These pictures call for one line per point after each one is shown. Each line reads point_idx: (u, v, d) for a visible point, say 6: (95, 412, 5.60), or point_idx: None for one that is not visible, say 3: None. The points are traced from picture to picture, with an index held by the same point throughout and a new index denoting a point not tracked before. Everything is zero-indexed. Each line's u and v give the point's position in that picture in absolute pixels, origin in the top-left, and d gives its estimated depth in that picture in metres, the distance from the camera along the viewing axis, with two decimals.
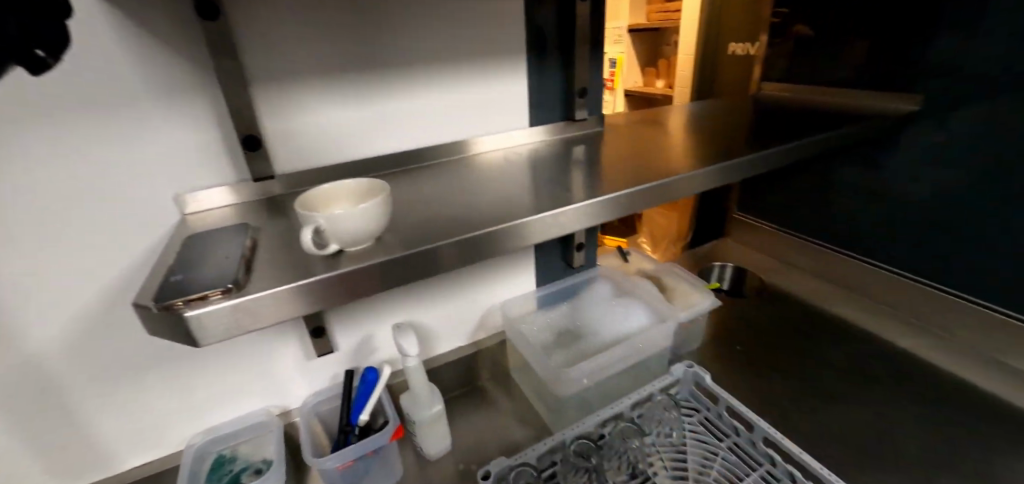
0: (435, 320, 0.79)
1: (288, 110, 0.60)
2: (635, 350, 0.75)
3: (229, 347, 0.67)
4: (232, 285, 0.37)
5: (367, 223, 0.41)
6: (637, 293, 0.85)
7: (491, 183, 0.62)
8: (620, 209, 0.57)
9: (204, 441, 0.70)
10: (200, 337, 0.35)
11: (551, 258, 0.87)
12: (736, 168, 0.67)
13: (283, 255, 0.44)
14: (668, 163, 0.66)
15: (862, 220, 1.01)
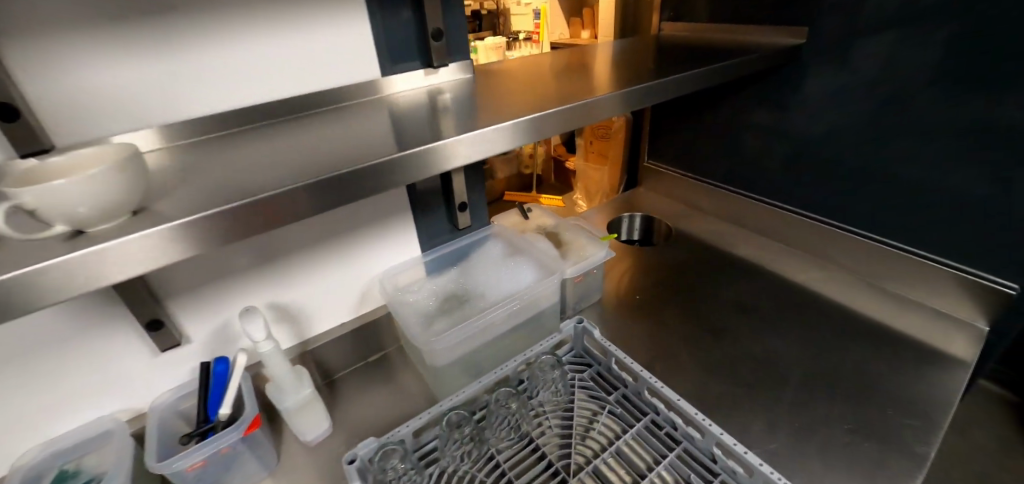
0: (306, 297, 0.73)
1: (55, 67, 0.48)
2: (520, 308, 0.73)
3: (48, 351, 0.57)
4: None
5: (113, 187, 0.34)
6: (528, 251, 0.82)
7: (335, 138, 0.55)
8: (486, 151, 0.54)
9: (41, 456, 0.60)
10: None
11: (435, 222, 0.81)
12: (602, 105, 0.64)
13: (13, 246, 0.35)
14: (529, 105, 0.61)
15: (757, 160, 1.01)
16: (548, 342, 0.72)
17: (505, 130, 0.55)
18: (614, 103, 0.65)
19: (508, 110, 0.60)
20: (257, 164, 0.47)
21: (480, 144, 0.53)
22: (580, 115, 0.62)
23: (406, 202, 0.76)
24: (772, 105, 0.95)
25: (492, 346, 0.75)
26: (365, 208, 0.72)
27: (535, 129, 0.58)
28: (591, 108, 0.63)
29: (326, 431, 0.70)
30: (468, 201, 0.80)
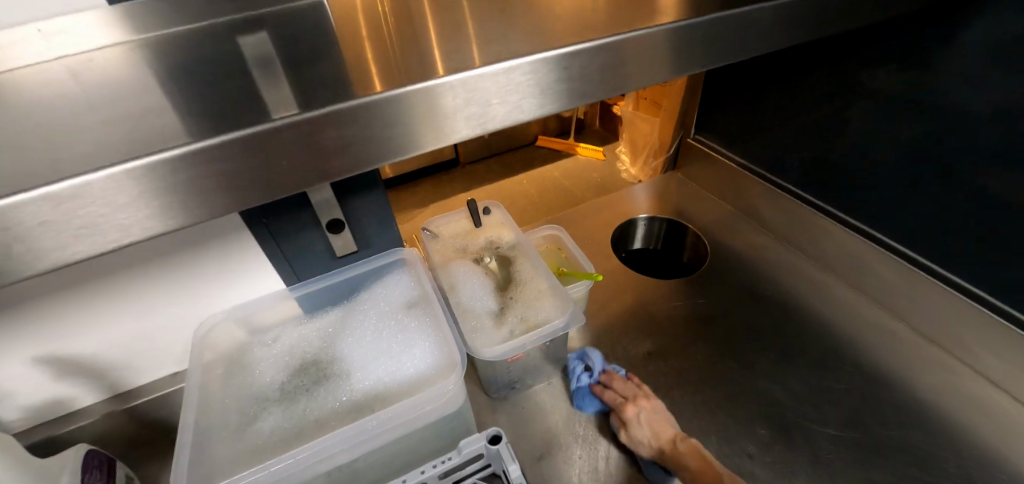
0: (109, 342, 0.52)
1: None
2: (385, 428, 0.43)
3: None
4: None
5: None
6: (443, 306, 0.51)
7: (94, 104, 0.30)
8: (548, 99, 0.27)
9: None
10: None
11: (303, 244, 0.51)
12: (571, 72, 0.26)
13: None
14: (374, 75, 0.26)
15: (867, 167, 0.60)
16: (441, 464, 0.46)
17: (571, 61, 0.26)
18: (592, 70, 0.27)
19: (437, 60, 0.27)
20: (168, 108, 0.28)
21: (535, 86, 0.26)
22: (524, 88, 0.25)
23: (245, 227, 0.49)
24: (914, 69, 0.52)
25: (358, 466, 0.46)
26: (170, 235, 0.47)
27: (340, 146, 0.23)
28: (521, 85, 0.25)
29: None
30: (344, 217, 0.49)
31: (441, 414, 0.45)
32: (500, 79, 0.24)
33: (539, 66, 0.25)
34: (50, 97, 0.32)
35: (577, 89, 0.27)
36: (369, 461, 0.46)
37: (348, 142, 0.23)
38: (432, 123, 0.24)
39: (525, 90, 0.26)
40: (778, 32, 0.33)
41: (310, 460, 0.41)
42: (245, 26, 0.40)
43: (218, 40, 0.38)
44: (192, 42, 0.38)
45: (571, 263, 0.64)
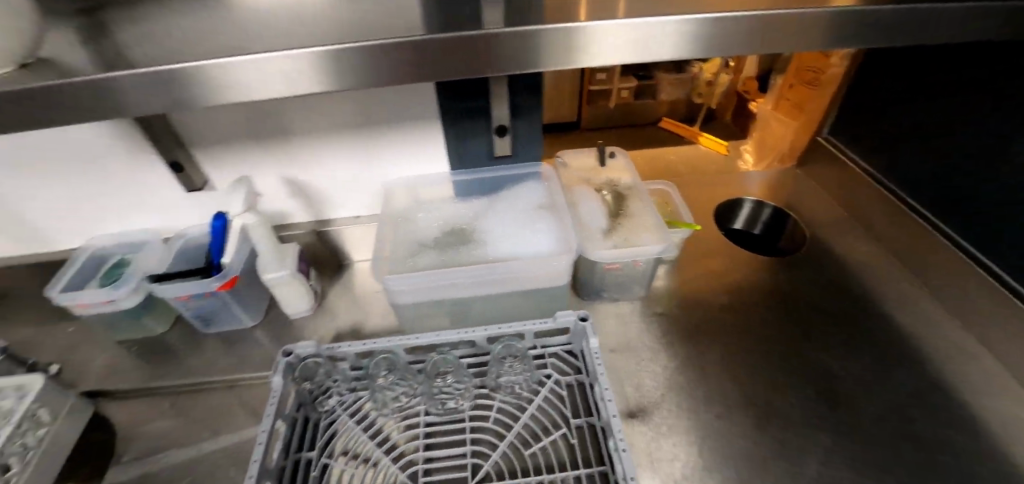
0: (324, 179, 0.72)
1: None
2: (506, 276, 0.59)
3: (93, 154, 0.66)
4: None
5: None
6: (567, 212, 0.65)
7: None
8: (714, 48, 0.32)
9: (108, 242, 0.75)
10: None
11: (473, 139, 0.68)
12: (738, 31, 0.32)
13: None
14: (586, 4, 0.35)
15: (1010, 199, 0.57)
16: (538, 324, 0.61)
17: (744, 22, 0.31)
18: (756, 30, 0.32)
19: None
20: None
21: (711, 34, 0.32)
22: (697, 38, 0.32)
23: (435, 116, 0.66)
24: None
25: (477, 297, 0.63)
26: (386, 110, 0.65)
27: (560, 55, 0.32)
28: (693, 36, 0.32)
29: (307, 311, 0.75)
30: (509, 126, 0.66)
31: (552, 283, 0.62)
32: (684, 25, 0.31)
33: (714, 21, 0.31)
34: None
35: (737, 45, 0.33)
36: (485, 303, 0.64)
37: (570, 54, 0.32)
38: (619, 51, 0.32)
39: (698, 38, 0.32)
40: (942, 30, 0.34)
41: (457, 283, 0.59)
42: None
43: None
44: None
45: (674, 216, 0.73)
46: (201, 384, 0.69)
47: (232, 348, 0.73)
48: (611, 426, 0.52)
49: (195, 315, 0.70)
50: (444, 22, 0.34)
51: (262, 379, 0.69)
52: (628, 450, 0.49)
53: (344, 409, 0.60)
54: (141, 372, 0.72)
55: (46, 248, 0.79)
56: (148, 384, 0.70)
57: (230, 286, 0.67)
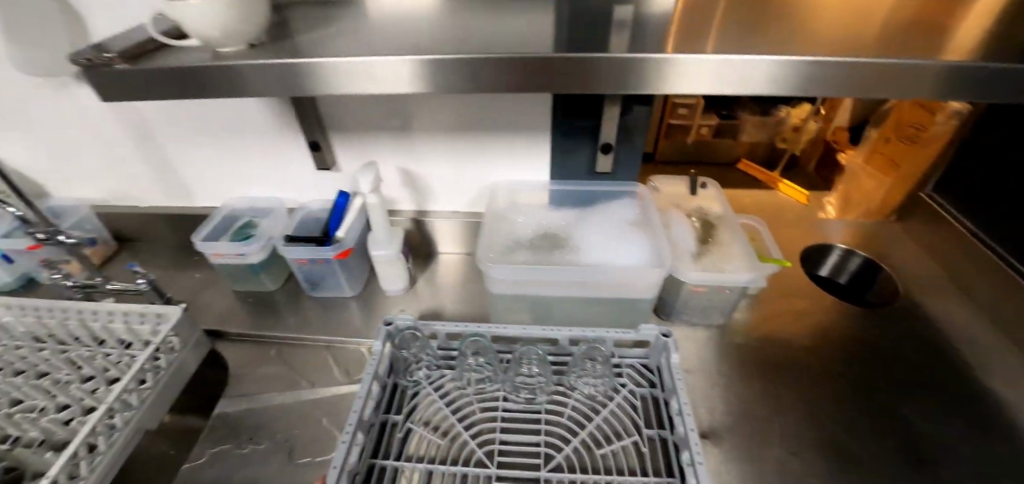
0: (433, 175, 0.80)
1: None
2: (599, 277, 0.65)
3: (250, 130, 0.77)
4: (118, 56, 0.45)
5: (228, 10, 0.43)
6: (660, 231, 0.70)
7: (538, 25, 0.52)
8: (858, 90, 0.35)
9: (238, 205, 0.86)
10: (104, 94, 0.44)
11: (579, 152, 0.74)
12: (885, 77, 0.35)
13: (176, 52, 0.47)
14: (735, 43, 0.39)
15: None
16: (618, 333, 0.65)
17: (892, 69, 0.34)
18: (903, 78, 0.34)
19: (781, 45, 0.40)
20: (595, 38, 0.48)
21: (858, 78, 0.35)
22: (843, 80, 0.35)
23: (546, 129, 0.73)
24: None
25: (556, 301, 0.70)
26: (503, 120, 0.72)
27: (703, 81, 0.36)
28: (841, 77, 0.35)
29: (400, 291, 0.81)
30: (614, 145, 0.71)
31: (643, 296, 0.67)
32: (833, 68, 0.34)
33: (863, 66, 0.34)
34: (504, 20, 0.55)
35: (881, 90, 0.35)
36: (570, 304, 0.69)
37: (713, 81, 0.36)
38: (768, 86, 0.36)
39: (845, 79, 0.35)
40: None
41: (552, 279, 0.65)
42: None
43: (603, 7, 0.58)
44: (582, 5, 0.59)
45: (762, 249, 0.74)
46: (301, 340, 0.78)
47: (331, 313, 0.81)
48: (686, 439, 0.54)
49: (307, 278, 0.79)
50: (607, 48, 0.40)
51: (354, 344, 0.76)
52: (702, 464, 0.50)
53: (430, 382, 0.65)
54: (252, 320, 0.81)
55: (187, 204, 0.92)
56: (258, 332, 0.79)
57: (343, 257, 0.75)
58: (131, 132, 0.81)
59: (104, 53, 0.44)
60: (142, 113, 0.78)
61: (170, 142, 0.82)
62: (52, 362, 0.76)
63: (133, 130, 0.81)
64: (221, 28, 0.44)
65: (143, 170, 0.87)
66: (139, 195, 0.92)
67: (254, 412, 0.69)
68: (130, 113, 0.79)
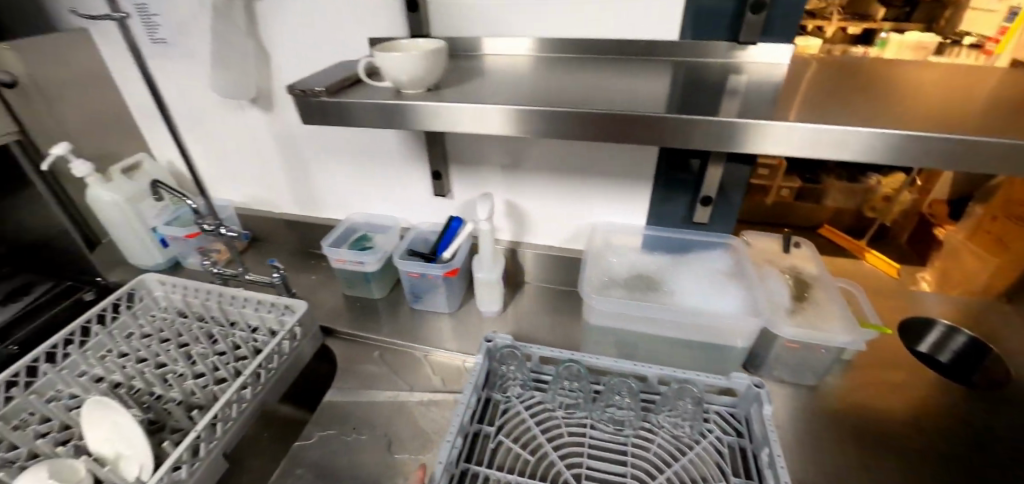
0: (534, 211, 0.87)
1: None
2: (693, 320, 0.70)
3: (381, 157, 0.89)
4: (327, 89, 0.56)
5: (421, 62, 0.52)
6: (754, 284, 0.75)
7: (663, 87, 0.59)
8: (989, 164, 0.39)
9: (358, 219, 0.98)
10: (312, 119, 0.57)
11: (676, 203, 0.81)
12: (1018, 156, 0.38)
13: (368, 88, 0.58)
14: (863, 118, 0.44)
15: None
16: (710, 378, 0.68)
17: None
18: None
19: (887, 116, 0.47)
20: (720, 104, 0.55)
21: (990, 155, 0.38)
22: (973, 155, 0.39)
23: (648, 179, 0.79)
24: None
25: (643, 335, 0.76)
26: (608, 168, 0.80)
27: (823, 144, 0.43)
28: (971, 153, 0.39)
29: (494, 312, 0.88)
30: (714, 198, 0.76)
31: (734, 344, 0.73)
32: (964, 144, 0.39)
33: (996, 145, 0.38)
34: (630, 80, 0.63)
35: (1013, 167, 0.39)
36: (664, 340, 0.75)
37: (836, 145, 0.43)
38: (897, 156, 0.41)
39: (975, 155, 0.39)
40: None
41: (649, 315, 0.71)
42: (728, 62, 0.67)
43: (716, 72, 0.65)
44: (697, 69, 0.66)
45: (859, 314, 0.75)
46: (402, 346, 0.86)
47: (429, 324, 0.89)
48: None
49: (414, 290, 0.88)
50: (744, 116, 0.46)
51: (449, 357, 0.83)
52: None
53: (521, 400, 0.70)
54: (358, 321, 0.91)
55: (312, 214, 1.05)
56: (365, 334, 0.88)
57: (451, 275, 0.83)
58: (283, 149, 0.97)
59: (314, 88, 0.56)
60: (295, 135, 0.93)
61: (313, 161, 0.96)
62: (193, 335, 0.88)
63: (285, 147, 0.96)
64: (409, 76, 0.54)
65: (284, 182, 1.02)
66: (274, 203, 1.07)
67: (355, 404, 0.77)
68: (285, 134, 0.94)
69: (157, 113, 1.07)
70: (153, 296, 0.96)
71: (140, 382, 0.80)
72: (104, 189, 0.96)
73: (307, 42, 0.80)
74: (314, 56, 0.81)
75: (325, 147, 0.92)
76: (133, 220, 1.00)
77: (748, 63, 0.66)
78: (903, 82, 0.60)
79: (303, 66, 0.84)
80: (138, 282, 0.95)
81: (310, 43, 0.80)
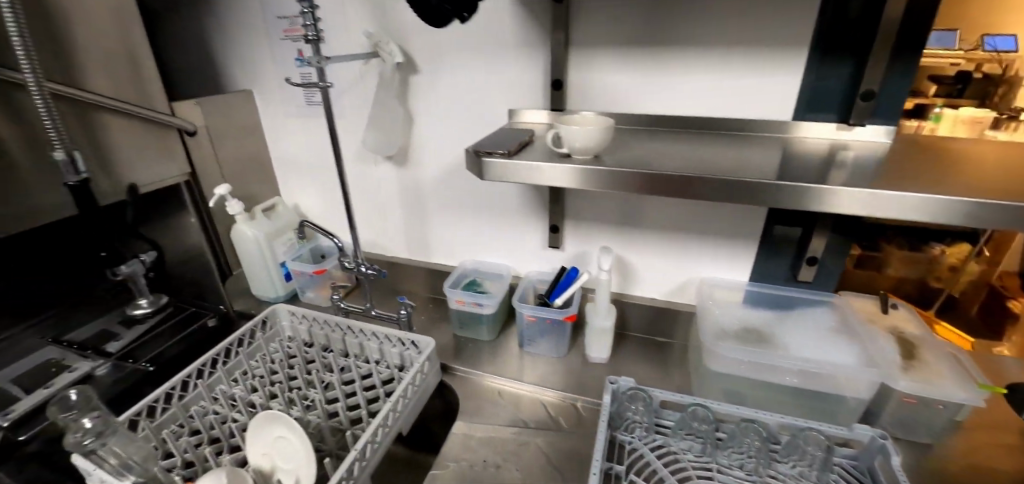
0: (643, 266, 0.98)
1: (586, 66, 0.83)
2: (812, 371, 0.77)
3: (500, 209, 1.00)
4: (507, 151, 0.68)
5: (594, 137, 0.63)
6: (861, 341, 0.81)
7: (788, 162, 0.69)
8: None
9: (470, 265, 1.07)
10: (487, 173, 0.68)
11: (777, 263, 0.90)
12: None
13: (536, 154, 0.69)
14: (1001, 193, 0.52)
15: None
16: (833, 428, 0.72)
17: None
18: None
19: (956, 187, 0.55)
20: (851, 174, 0.62)
21: None
22: None
23: (754, 239, 0.89)
24: None
25: (753, 384, 0.82)
26: (716, 230, 0.89)
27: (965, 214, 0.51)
28: None
29: (603, 359, 0.94)
30: (819, 258, 0.85)
31: (849, 399, 0.78)
32: None
33: None
34: (752, 153, 0.73)
35: None
36: (777, 390, 0.81)
37: (977, 216, 0.50)
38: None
39: None
40: None
41: (764, 363, 0.79)
42: (838, 141, 0.76)
43: (827, 148, 0.74)
44: (810, 145, 0.75)
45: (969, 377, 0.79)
46: (517, 387, 0.91)
47: (539, 366, 0.95)
48: None
49: (530, 334, 0.96)
50: (890, 188, 0.54)
51: (563, 399, 0.88)
52: None
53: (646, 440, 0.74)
54: (471, 360, 0.97)
55: (421, 259, 1.16)
56: (480, 370, 0.95)
57: (571, 320, 0.89)
58: (407, 198, 1.08)
59: (495, 150, 0.69)
60: (421, 187, 1.05)
61: (433, 212, 1.07)
62: (323, 362, 0.96)
63: (408, 196, 1.08)
64: (581, 145, 0.64)
65: (401, 228, 1.13)
66: (386, 246, 1.18)
67: (477, 439, 0.81)
68: (412, 185, 1.06)
69: (293, 163, 1.21)
70: (278, 326, 1.06)
71: (278, 402, 0.87)
72: (249, 226, 1.09)
73: (449, 107, 0.94)
74: (454, 120, 0.95)
75: (448, 198, 1.04)
76: (268, 254, 1.12)
77: (853, 138, 0.76)
78: (1004, 157, 0.68)
79: (441, 129, 0.97)
80: (270, 312, 1.05)
81: (452, 109, 0.94)
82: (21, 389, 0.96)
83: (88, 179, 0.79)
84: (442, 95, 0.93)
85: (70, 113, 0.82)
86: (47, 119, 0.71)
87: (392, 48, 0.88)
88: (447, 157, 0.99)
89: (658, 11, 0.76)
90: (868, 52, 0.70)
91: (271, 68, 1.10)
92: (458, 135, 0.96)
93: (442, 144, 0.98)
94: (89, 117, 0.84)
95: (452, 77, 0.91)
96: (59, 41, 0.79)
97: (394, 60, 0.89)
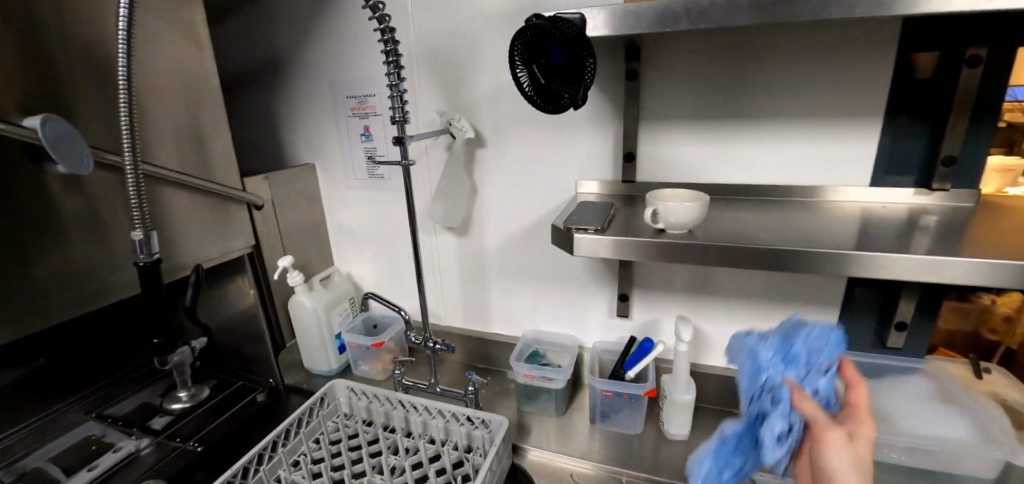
0: (716, 335, 0.94)
1: (655, 138, 0.86)
2: (924, 447, 0.71)
3: (564, 277, 0.99)
4: (599, 228, 0.68)
5: (688, 215, 0.64)
6: (970, 412, 0.75)
7: (880, 227, 0.67)
8: None
9: (532, 336, 1.05)
10: (580, 248, 0.68)
11: (860, 329, 0.87)
12: None
13: (624, 229, 0.70)
14: None
15: None
16: None
17: None
18: None
19: None
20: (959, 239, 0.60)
21: None
22: None
23: (834, 306, 0.86)
24: None
25: None
26: (793, 296, 0.87)
27: None
28: None
29: (684, 436, 0.88)
30: (908, 321, 0.82)
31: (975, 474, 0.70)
32: None
33: None
34: (836, 219, 0.72)
35: None
36: (885, 470, 0.74)
37: None
38: None
39: None
40: None
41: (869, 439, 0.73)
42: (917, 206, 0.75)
43: (907, 211, 0.73)
44: (893, 209, 0.75)
45: None
46: (593, 468, 0.85)
47: (612, 443, 0.90)
48: None
49: (604, 409, 0.92)
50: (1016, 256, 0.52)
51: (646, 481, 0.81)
52: None
53: None
54: (539, 437, 0.92)
55: (478, 328, 1.14)
56: (552, 449, 0.89)
57: (651, 395, 0.85)
58: (466, 266, 1.08)
59: (585, 225, 0.69)
60: (482, 255, 1.05)
61: (493, 281, 1.07)
62: (385, 442, 0.92)
63: (468, 264, 1.07)
64: (675, 220, 0.65)
65: (458, 297, 1.12)
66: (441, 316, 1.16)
67: None
68: (473, 254, 1.06)
69: (349, 231, 1.23)
70: (335, 403, 1.02)
71: None
72: (308, 297, 1.09)
73: (514, 177, 0.96)
74: (520, 190, 0.96)
75: (509, 265, 1.03)
76: (325, 325, 1.11)
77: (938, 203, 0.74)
78: None
79: (505, 200, 0.98)
80: (328, 387, 1.01)
81: (517, 178, 0.95)
82: (61, 469, 0.91)
83: (158, 259, 0.75)
84: (507, 166, 0.95)
85: (157, 190, 0.82)
86: (137, 203, 0.69)
87: (464, 124, 0.91)
88: (510, 225, 1.00)
89: (726, 87, 0.80)
90: (945, 120, 0.71)
91: (335, 143, 1.14)
92: (524, 205, 0.97)
93: (506, 213, 0.99)
94: (171, 192, 0.85)
95: (519, 151, 0.93)
96: (155, 122, 0.82)
97: (465, 134, 0.92)
